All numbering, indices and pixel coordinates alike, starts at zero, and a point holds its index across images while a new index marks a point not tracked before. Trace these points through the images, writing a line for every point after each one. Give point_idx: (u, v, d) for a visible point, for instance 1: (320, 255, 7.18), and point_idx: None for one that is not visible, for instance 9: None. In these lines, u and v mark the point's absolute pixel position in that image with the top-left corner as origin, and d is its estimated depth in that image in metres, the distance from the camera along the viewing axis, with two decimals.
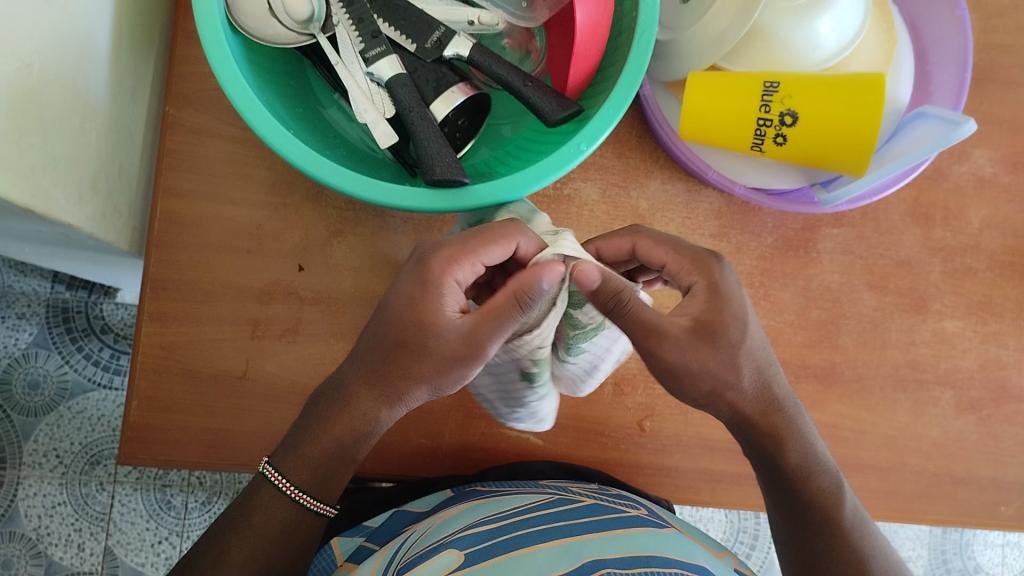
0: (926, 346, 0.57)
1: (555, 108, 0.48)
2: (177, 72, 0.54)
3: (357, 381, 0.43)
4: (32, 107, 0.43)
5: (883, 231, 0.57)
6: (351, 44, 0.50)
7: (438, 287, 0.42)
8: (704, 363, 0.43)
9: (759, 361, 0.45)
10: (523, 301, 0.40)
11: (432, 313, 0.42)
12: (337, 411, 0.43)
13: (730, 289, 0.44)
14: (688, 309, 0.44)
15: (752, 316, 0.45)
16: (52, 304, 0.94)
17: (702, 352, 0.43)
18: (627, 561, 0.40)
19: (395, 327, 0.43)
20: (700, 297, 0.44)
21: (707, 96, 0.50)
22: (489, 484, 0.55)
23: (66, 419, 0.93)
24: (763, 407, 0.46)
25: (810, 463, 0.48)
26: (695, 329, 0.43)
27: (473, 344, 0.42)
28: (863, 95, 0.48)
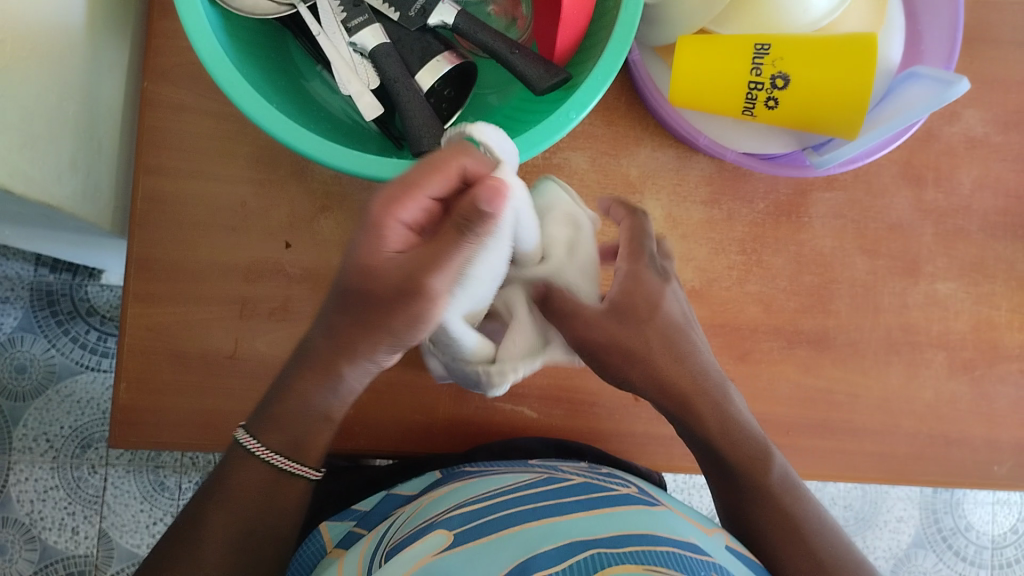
0: (918, 310, 0.57)
1: (543, 76, 0.47)
2: (154, 47, 0.53)
3: (324, 342, 0.40)
4: (5, 86, 0.42)
5: (874, 193, 0.57)
6: (332, 14, 0.49)
7: (377, 228, 0.35)
8: (619, 338, 0.46)
9: (672, 337, 0.47)
10: (466, 228, 0.34)
11: (374, 252, 0.35)
12: (304, 365, 0.41)
13: (648, 277, 0.47)
14: (610, 289, 0.47)
15: (670, 302, 0.48)
16: (36, 288, 0.93)
17: (617, 329, 0.46)
18: (618, 538, 0.40)
19: (347, 272, 0.37)
20: (620, 279, 0.47)
21: (696, 63, 0.50)
22: (478, 463, 0.54)
23: (54, 403, 0.93)
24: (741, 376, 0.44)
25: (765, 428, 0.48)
26: (614, 309, 0.46)
27: (417, 281, 0.35)
28: (854, 56, 0.47)
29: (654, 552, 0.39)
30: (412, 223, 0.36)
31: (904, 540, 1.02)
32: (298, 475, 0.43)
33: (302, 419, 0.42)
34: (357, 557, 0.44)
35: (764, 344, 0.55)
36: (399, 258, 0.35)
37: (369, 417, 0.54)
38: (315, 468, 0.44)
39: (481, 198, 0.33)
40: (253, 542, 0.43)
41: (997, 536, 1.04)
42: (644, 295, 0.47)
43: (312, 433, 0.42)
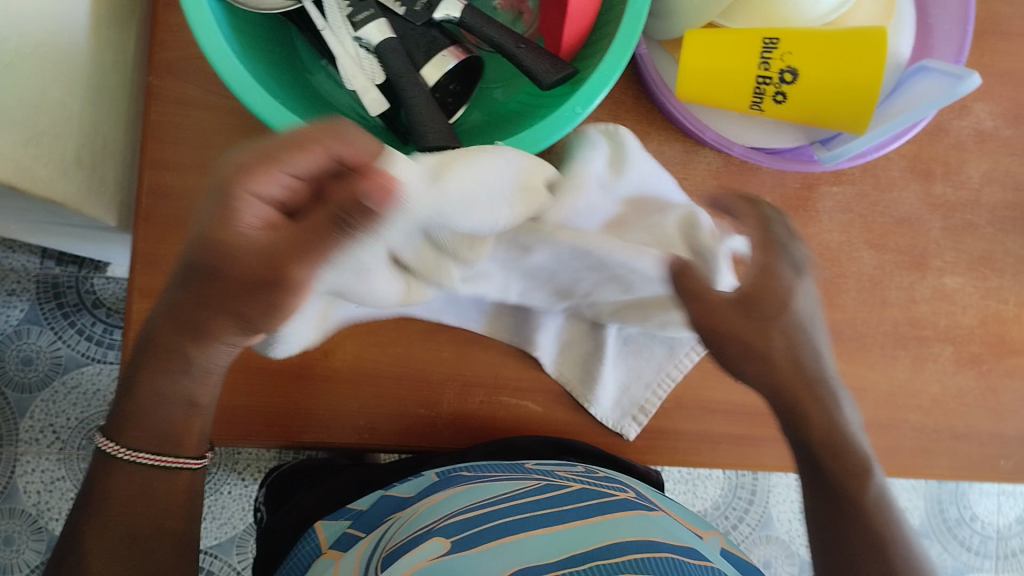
0: (926, 304, 0.57)
1: (549, 71, 0.47)
2: (159, 40, 0.53)
3: (175, 327, 0.41)
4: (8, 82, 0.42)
5: (882, 187, 0.56)
6: (337, 8, 0.48)
7: (232, 198, 0.35)
8: (739, 330, 0.46)
9: (794, 335, 0.47)
10: (342, 218, 0.36)
11: (228, 226, 0.36)
12: (162, 357, 0.42)
13: (784, 275, 0.46)
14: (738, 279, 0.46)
15: (803, 303, 0.47)
16: (42, 279, 0.93)
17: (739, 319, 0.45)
18: (618, 547, 0.40)
19: (197, 244, 0.37)
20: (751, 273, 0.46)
21: (705, 55, 0.49)
22: (473, 466, 0.52)
23: (61, 394, 0.93)
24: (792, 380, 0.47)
25: (835, 437, 0.48)
26: (740, 301, 0.46)
27: (276, 269, 0.37)
28: (864, 49, 0.46)
29: (654, 559, 0.39)
30: (273, 200, 0.36)
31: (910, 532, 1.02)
32: (177, 467, 0.46)
33: (168, 408, 0.44)
34: (354, 565, 0.44)
35: None
36: (253, 229, 0.36)
37: (374, 411, 0.54)
38: (197, 455, 0.47)
39: (370, 194, 0.35)
40: (159, 542, 0.46)
41: (1001, 527, 1.05)
42: (774, 291, 0.46)
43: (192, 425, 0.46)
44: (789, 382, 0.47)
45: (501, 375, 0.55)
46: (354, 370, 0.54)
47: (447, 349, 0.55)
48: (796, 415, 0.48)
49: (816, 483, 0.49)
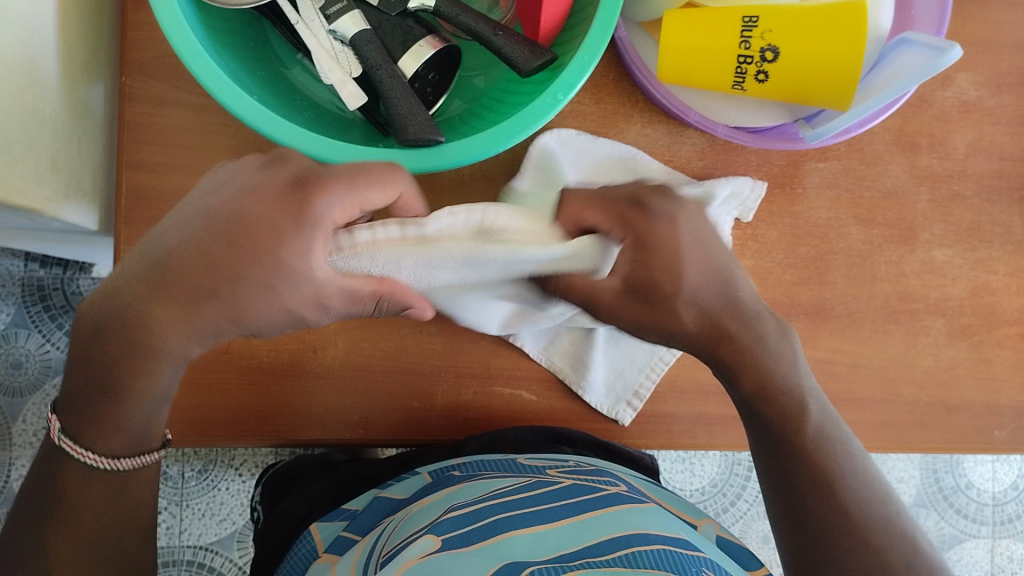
0: (915, 278, 0.57)
1: (528, 58, 0.47)
2: (130, 40, 0.52)
3: (166, 306, 0.37)
4: None
5: (868, 161, 0.56)
6: (310, 1, 0.48)
7: (313, 226, 0.35)
8: (643, 320, 0.45)
9: (702, 300, 0.46)
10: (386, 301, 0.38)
11: (301, 254, 0.35)
12: (139, 344, 0.39)
13: (659, 240, 0.43)
14: (618, 265, 0.43)
15: (689, 253, 0.45)
16: (27, 283, 0.92)
17: (632, 307, 0.44)
18: (607, 546, 0.40)
19: (245, 245, 0.36)
20: (626, 253, 0.43)
21: (685, 34, 0.48)
22: (465, 464, 0.52)
23: (53, 397, 0.93)
24: (711, 342, 0.46)
25: (764, 387, 0.46)
26: (625, 287, 0.44)
27: (323, 305, 0.37)
28: (846, 26, 0.46)
29: (643, 552, 0.39)
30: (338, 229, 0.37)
31: (906, 500, 1.02)
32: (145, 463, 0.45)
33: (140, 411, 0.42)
34: (350, 568, 0.44)
35: None
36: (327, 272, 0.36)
37: (367, 406, 0.54)
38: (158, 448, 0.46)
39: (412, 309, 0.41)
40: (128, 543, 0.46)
41: (998, 493, 1.06)
42: (661, 265, 0.44)
43: (156, 423, 0.44)
44: (717, 342, 0.46)
45: (491, 365, 0.55)
46: (345, 367, 0.53)
47: (437, 342, 0.54)
48: (729, 374, 0.47)
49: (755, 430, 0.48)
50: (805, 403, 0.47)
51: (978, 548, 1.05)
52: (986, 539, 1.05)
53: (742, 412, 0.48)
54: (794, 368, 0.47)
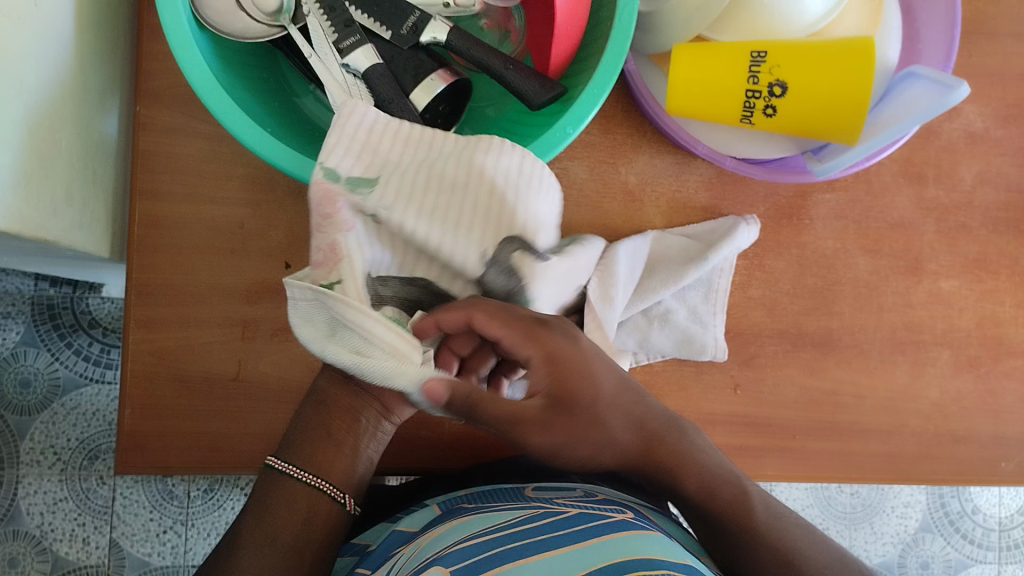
0: (922, 308, 0.57)
1: (539, 91, 0.47)
2: (144, 70, 0.52)
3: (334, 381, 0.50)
4: None
5: (875, 193, 0.56)
6: (323, 35, 0.48)
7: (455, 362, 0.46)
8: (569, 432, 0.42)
9: (624, 408, 0.46)
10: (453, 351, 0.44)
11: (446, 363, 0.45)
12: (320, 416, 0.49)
13: (565, 353, 0.42)
14: (535, 384, 0.42)
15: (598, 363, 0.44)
16: (37, 301, 0.93)
17: (560, 422, 0.42)
18: (613, 569, 0.39)
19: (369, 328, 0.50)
20: (540, 369, 0.42)
21: (694, 69, 0.49)
22: (474, 495, 0.52)
23: (60, 416, 0.93)
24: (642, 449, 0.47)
25: (706, 489, 0.48)
26: (552, 402, 0.42)
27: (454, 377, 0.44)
28: (855, 63, 0.46)
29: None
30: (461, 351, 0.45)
31: (912, 525, 1.02)
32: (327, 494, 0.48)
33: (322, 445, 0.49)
34: None
35: (768, 348, 0.56)
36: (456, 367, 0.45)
37: None
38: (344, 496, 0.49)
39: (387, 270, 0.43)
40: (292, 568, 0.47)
41: (1005, 519, 1.05)
42: (575, 374, 0.42)
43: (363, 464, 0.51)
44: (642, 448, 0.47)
45: None
46: None
47: None
48: (670, 480, 0.48)
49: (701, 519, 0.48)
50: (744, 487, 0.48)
51: (984, 573, 1.04)
52: (993, 565, 1.05)
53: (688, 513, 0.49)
54: (720, 458, 0.49)
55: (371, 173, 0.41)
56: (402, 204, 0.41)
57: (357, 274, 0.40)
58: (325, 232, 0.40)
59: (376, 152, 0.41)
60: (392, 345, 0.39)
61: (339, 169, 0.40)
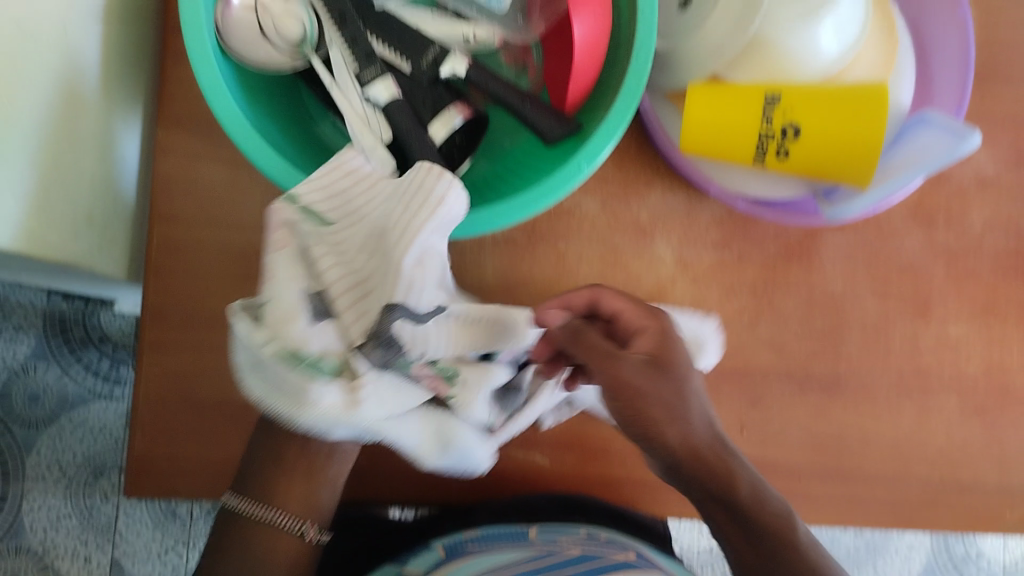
0: (929, 353, 0.57)
1: (554, 125, 0.49)
2: (166, 95, 0.53)
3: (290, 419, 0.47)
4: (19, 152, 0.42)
5: (884, 236, 0.57)
6: (345, 66, 0.49)
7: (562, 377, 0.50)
8: (658, 392, 0.44)
9: (704, 405, 0.46)
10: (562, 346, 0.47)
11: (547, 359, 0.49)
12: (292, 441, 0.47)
13: (677, 337, 0.48)
14: (641, 346, 0.46)
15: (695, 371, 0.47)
16: (49, 315, 0.94)
17: (658, 381, 0.44)
18: None
19: None
20: (652, 336, 0.47)
21: (709, 110, 0.49)
22: (480, 540, 0.55)
23: (67, 431, 0.94)
24: (705, 444, 0.45)
25: (756, 491, 0.46)
26: (652, 361, 0.45)
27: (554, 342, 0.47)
28: (867, 110, 0.47)
29: None
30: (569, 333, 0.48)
31: (915, 570, 1.01)
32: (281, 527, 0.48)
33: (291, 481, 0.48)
34: None
35: (775, 389, 0.56)
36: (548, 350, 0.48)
37: (384, 463, 0.54)
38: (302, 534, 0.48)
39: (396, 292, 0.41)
40: None
41: (1010, 567, 1.04)
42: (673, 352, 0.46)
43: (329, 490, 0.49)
44: (709, 442, 0.46)
45: None
46: None
47: None
48: (722, 487, 0.45)
49: (744, 533, 0.45)
50: (794, 522, 0.46)
51: None
52: None
53: (718, 522, 0.46)
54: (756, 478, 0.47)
55: (329, 216, 0.41)
56: (329, 254, 0.39)
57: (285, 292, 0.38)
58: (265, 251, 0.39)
59: (349, 201, 0.42)
60: (288, 377, 0.37)
61: (301, 195, 0.40)
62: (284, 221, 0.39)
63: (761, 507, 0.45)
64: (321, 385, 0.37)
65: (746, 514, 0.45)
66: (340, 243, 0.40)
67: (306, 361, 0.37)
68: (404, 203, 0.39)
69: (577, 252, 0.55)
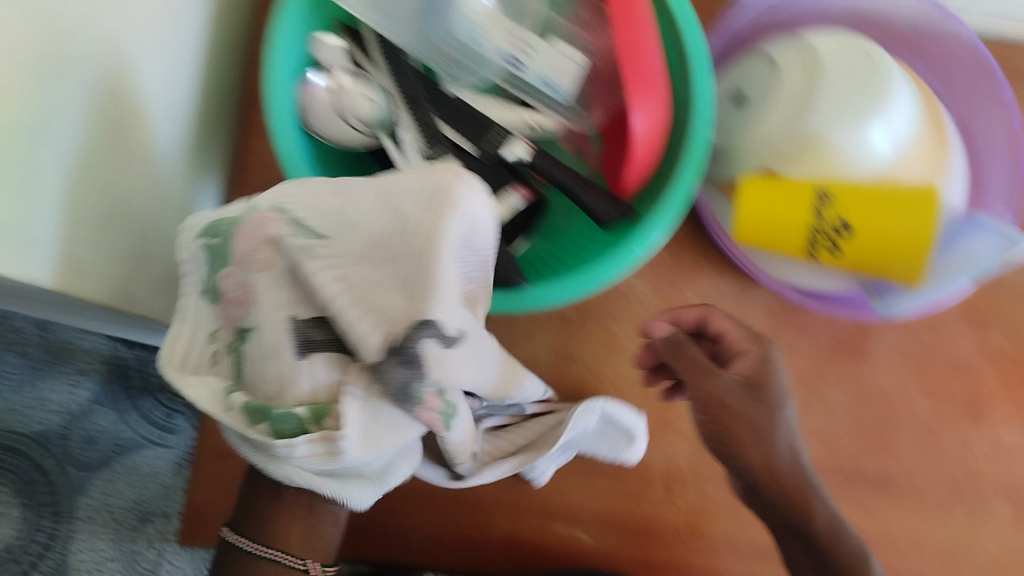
0: (982, 455, 0.56)
1: (610, 210, 0.51)
2: (246, 165, 0.57)
3: None
4: (119, 222, 0.45)
5: (937, 334, 0.57)
6: (415, 146, 0.51)
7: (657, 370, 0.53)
8: (750, 415, 0.45)
9: (793, 438, 0.47)
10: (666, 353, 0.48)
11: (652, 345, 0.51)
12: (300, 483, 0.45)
13: (777, 364, 0.47)
14: (739, 365, 0.46)
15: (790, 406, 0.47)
16: (112, 361, 0.97)
17: (751, 405, 0.45)
18: None
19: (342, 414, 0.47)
20: (750, 360, 0.47)
21: (761, 203, 0.50)
22: None
23: (119, 475, 0.96)
24: (788, 478, 0.46)
25: (834, 524, 0.46)
26: (744, 384, 0.46)
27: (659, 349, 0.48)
28: (920, 209, 0.47)
29: None
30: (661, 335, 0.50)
31: None
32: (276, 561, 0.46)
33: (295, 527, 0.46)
34: None
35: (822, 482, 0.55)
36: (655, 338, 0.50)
37: (428, 528, 0.56)
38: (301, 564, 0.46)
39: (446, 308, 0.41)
40: None
41: None
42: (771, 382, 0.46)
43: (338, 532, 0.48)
44: (795, 478, 0.46)
45: (551, 501, 0.56)
46: (411, 487, 0.56)
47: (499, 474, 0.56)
48: (799, 517, 0.46)
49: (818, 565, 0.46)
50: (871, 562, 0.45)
51: None
52: None
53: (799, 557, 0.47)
54: (834, 514, 0.47)
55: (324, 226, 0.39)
56: (330, 269, 0.38)
57: (268, 325, 0.39)
58: (249, 268, 0.40)
59: (343, 210, 0.39)
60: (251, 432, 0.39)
61: (287, 204, 0.40)
62: (270, 235, 0.39)
63: (836, 541, 0.46)
64: (287, 442, 0.37)
65: (820, 547, 0.46)
66: (338, 257, 0.38)
67: (269, 418, 0.38)
68: (404, 226, 0.37)
69: (627, 331, 0.57)
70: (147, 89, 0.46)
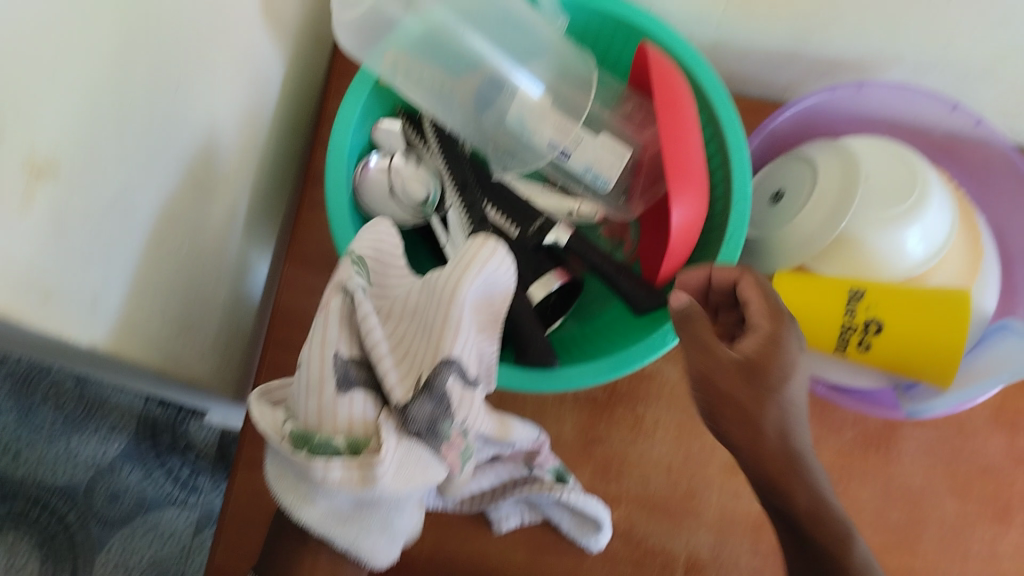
0: (1010, 561, 0.56)
1: (644, 297, 0.53)
2: (297, 236, 0.60)
3: None
4: (179, 290, 0.46)
5: (965, 434, 0.57)
6: (460, 226, 0.55)
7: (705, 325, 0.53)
8: (738, 398, 0.41)
9: (788, 415, 0.42)
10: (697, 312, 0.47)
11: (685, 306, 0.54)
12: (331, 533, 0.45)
13: (791, 343, 0.41)
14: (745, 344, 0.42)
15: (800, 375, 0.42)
16: (143, 418, 0.98)
17: (741, 386, 0.41)
18: None
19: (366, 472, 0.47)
20: (758, 337, 0.42)
21: (794, 299, 0.52)
22: None
23: (139, 532, 0.97)
24: (775, 461, 0.41)
25: (822, 512, 0.42)
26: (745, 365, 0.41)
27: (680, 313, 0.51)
28: (951, 314, 0.49)
29: None
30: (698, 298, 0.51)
31: None
32: None
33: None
34: None
35: None
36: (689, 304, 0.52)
37: None
38: None
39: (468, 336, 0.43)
40: None
41: None
42: (777, 360, 0.41)
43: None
44: (781, 462, 0.41)
45: None
46: (433, 560, 0.56)
47: (521, 552, 0.56)
48: (782, 497, 0.42)
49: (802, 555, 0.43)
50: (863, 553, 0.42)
51: None
52: None
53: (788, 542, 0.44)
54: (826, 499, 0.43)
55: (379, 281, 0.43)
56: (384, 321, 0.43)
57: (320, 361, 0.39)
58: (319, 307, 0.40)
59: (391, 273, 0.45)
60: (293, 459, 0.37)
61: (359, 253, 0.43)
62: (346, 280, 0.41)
63: (820, 528, 0.42)
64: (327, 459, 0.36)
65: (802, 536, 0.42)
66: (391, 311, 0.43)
67: (310, 444, 0.37)
68: (448, 277, 0.42)
69: (655, 416, 0.58)
70: (218, 165, 0.48)
